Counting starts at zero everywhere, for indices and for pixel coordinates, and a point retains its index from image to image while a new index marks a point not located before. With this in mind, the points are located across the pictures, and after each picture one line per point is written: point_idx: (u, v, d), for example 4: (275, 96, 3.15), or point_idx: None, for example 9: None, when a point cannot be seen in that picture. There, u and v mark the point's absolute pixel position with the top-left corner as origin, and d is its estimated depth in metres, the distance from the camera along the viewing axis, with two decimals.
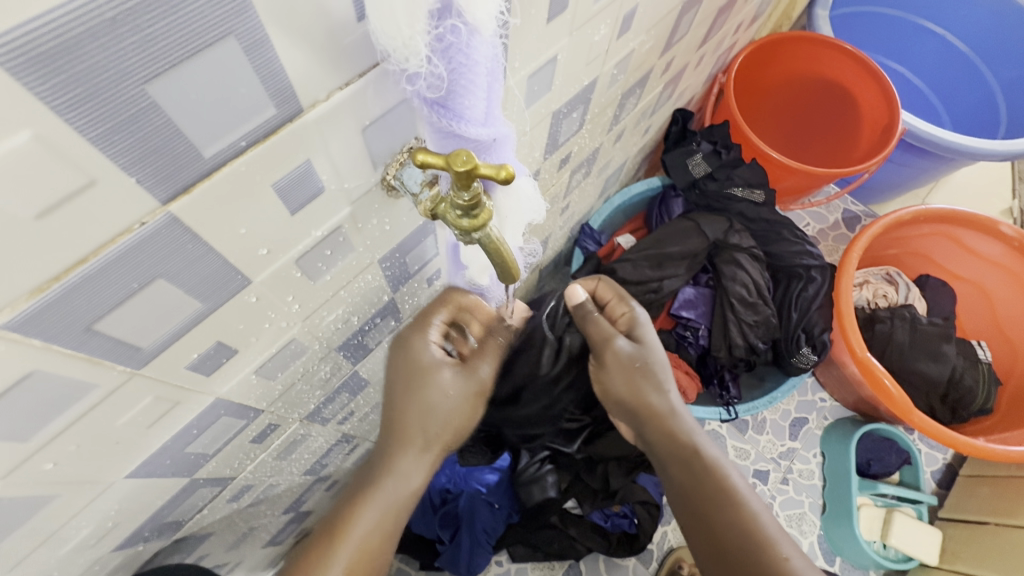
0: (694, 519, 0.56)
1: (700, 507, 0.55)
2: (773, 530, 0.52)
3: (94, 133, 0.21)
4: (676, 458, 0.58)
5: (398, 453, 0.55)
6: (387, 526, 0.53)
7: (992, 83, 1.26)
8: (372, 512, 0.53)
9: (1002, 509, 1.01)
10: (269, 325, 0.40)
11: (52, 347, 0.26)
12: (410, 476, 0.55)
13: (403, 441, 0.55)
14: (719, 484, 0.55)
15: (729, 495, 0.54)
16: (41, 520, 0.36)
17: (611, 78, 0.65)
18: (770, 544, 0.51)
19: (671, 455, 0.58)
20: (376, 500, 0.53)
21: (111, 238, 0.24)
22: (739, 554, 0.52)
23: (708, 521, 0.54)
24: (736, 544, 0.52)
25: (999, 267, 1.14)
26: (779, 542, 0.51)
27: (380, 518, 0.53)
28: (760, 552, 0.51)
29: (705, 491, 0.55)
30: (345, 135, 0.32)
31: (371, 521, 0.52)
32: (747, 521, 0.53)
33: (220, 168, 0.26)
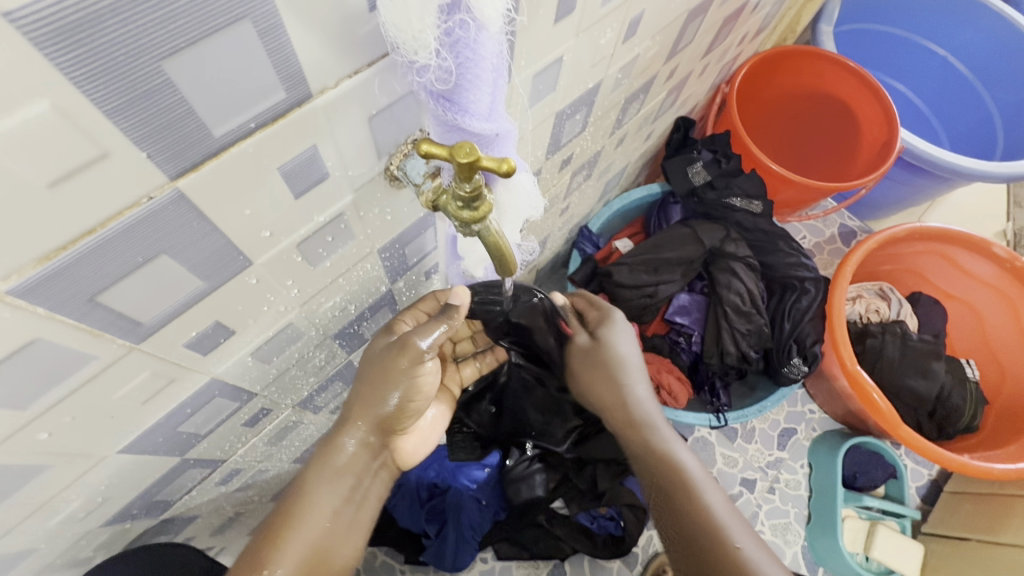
0: (673, 538, 0.52)
1: (681, 531, 0.51)
2: (725, 517, 0.50)
3: (110, 105, 0.21)
4: (646, 453, 0.58)
5: (340, 437, 0.51)
6: (334, 511, 0.50)
7: (991, 106, 1.27)
8: (315, 499, 0.49)
9: (987, 526, 1.02)
10: (268, 308, 0.41)
11: (56, 317, 0.27)
12: (343, 455, 0.51)
13: (345, 424, 0.52)
14: (696, 505, 0.51)
15: (687, 492, 0.52)
16: (33, 491, 0.37)
17: (615, 82, 0.65)
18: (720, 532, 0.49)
19: (651, 472, 0.56)
20: (319, 482, 0.50)
21: (118, 211, 0.25)
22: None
23: (687, 542, 0.50)
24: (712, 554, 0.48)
25: (991, 288, 1.15)
26: (730, 529, 0.49)
27: (323, 509, 0.50)
28: (712, 539, 0.49)
29: (682, 507, 0.52)
30: (351, 122, 0.32)
31: (317, 505, 0.49)
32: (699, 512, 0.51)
33: (229, 148, 0.27)
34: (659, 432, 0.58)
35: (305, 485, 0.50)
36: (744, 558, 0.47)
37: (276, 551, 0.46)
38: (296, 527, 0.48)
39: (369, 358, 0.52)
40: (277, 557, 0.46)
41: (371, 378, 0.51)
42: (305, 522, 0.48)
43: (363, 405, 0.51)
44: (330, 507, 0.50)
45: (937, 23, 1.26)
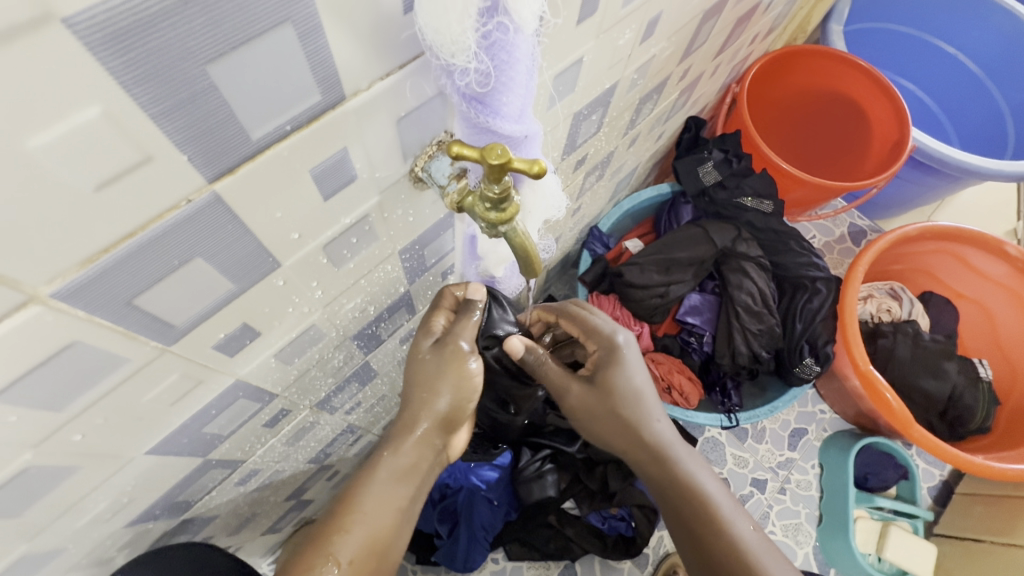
0: (680, 536, 0.56)
1: (685, 528, 0.55)
2: (756, 545, 0.52)
3: (156, 110, 0.21)
4: (670, 485, 0.56)
5: (403, 433, 0.52)
6: (395, 505, 0.49)
7: (1003, 105, 1.27)
8: (378, 489, 0.49)
9: (999, 528, 1.01)
10: (293, 310, 0.41)
11: (94, 320, 0.27)
12: (407, 450, 0.51)
13: (407, 422, 0.53)
14: (725, 539, 0.52)
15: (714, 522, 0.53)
16: (63, 493, 0.37)
17: (631, 82, 0.65)
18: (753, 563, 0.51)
19: (675, 503, 0.56)
20: (384, 473, 0.50)
21: (158, 214, 0.25)
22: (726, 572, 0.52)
23: (694, 541, 0.54)
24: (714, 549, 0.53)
25: (1003, 288, 1.14)
26: (761, 557, 0.51)
27: (386, 500, 0.49)
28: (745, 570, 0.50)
29: (682, 508, 0.55)
30: (381, 125, 0.32)
31: (379, 497, 0.49)
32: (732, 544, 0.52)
33: (264, 151, 0.27)
34: (681, 460, 0.56)
35: (367, 477, 0.49)
36: None
37: (339, 539, 0.46)
38: (358, 511, 0.47)
39: (421, 357, 0.54)
40: (340, 544, 0.45)
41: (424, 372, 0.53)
42: (370, 511, 0.48)
43: (425, 404, 0.53)
44: (392, 500, 0.49)
45: (948, 21, 1.26)
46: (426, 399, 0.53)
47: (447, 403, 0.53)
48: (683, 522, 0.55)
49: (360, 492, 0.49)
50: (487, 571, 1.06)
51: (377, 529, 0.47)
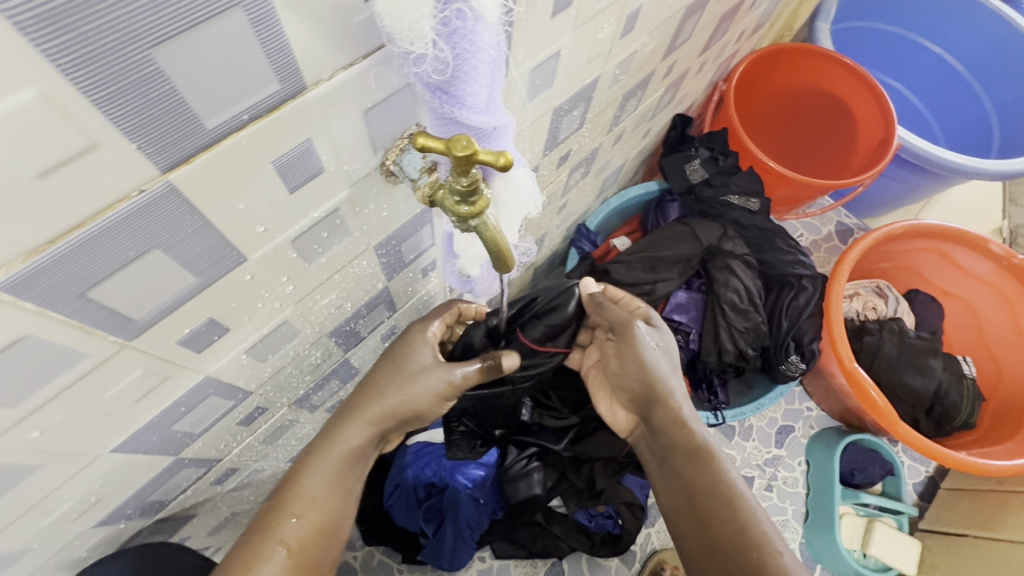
0: (683, 513, 0.55)
1: (692, 504, 0.55)
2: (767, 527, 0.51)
3: (99, 95, 0.21)
4: (683, 450, 0.57)
5: (351, 417, 0.51)
6: (340, 489, 0.49)
7: (987, 104, 1.28)
8: (321, 473, 0.48)
9: (982, 522, 1.03)
10: (262, 305, 0.40)
11: (46, 312, 0.26)
12: (355, 436, 0.50)
13: (355, 406, 0.51)
14: (735, 507, 0.52)
15: (726, 492, 0.53)
16: (24, 491, 0.36)
17: (613, 78, 0.65)
18: (761, 537, 0.50)
19: (686, 467, 0.56)
20: (329, 458, 0.49)
21: (109, 204, 0.24)
22: (727, 549, 0.50)
23: (698, 517, 0.54)
24: (717, 522, 0.52)
25: (987, 285, 1.15)
26: (772, 538, 0.50)
27: (331, 485, 0.49)
28: (752, 541, 0.50)
29: (694, 479, 0.55)
30: (347, 116, 0.32)
31: (323, 481, 0.48)
32: (741, 516, 0.51)
33: (221, 141, 0.26)
34: (698, 429, 0.57)
35: (311, 460, 0.49)
36: (783, 565, 0.47)
37: (282, 524, 0.46)
38: (305, 496, 0.47)
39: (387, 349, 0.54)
40: (280, 528, 0.46)
41: (387, 364, 0.53)
42: (311, 496, 0.47)
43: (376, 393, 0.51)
44: (337, 485, 0.49)
45: (934, 21, 1.26)
46: (375, 386, 0.52)
47: (397, 393, 0.52)
48: (690, 494, 0.55)
49: (301, 477, 0.48)
50: (474, 569, 1.06)
51: (318, 516, 0.47)
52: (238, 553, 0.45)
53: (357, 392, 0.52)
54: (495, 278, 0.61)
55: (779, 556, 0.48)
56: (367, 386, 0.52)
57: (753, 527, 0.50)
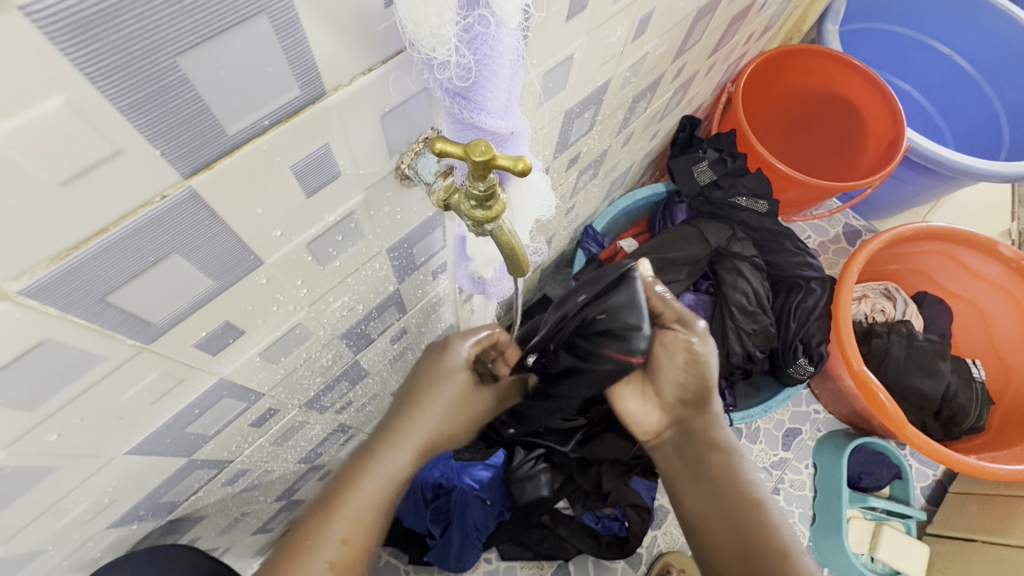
0: (710, 514, 0.55)
1: (721, 506, 0.55)
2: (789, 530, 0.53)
3: (125, 102, 0.21)
4: (713, 451, 0.58)
5: (395, 437, 0.52)
6: (381, 509, 0.49)
7: (997, 105, 1.27)
8: (370, 494, 0.49)
9: (992, 527, 1.01)
10: (277, 308, 0.40)
11: (67, 317, 0.26)
12: (403, 456, 0.52)
13: (403, 427, 0.53)
14: (763, 510, 0.53)
15: (754, 494, 0.54)
16: (40, 493, 0.36)
17: (623, 80, 0.65)
18: (787, 539, 0.51)
19: (716, 468, 0.57)
20: (373, 477, 0.49)
21: (132, 209, 0.24)
22: (755, 548, 0.50)
23: (728, 518, 0.53)
24: (748, 525, 0.52)
25: (997, 287, 1.14)
26: (794, 540, 0.51)
27: (376, 506, 0.49)
28: (780, 543, 0.50)
29: (725, 482, 0.56)
30: (365, 121, 0.32)
31: (366, 501, 0.49)
32: (768, 519, 0.52)
33: (242, 146, 0.26)
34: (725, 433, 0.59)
35: (353, 480, 0.49)
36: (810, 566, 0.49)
37: (320, 542, 0.46)
38: (349, 515, 0.47)
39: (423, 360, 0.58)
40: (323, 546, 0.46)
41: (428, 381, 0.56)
42: (356, 516, 0.48)
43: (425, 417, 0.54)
44: (381, 506, 0.50)
45: (943, 21, 1.26)
46: (422, 410, 0.54)
47: (442, 416, 0.55)
48: (719, 493, 0.55)
49: (345, 496, 0.48)
50: (479, 570, 1.06)
51: (361, 536, 0.47)
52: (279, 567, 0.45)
53: (400, 411, 0.54)
54: (506, 283, 0.60)
55: (808, 562, 0.49)
56: (413, 405, 0.54)
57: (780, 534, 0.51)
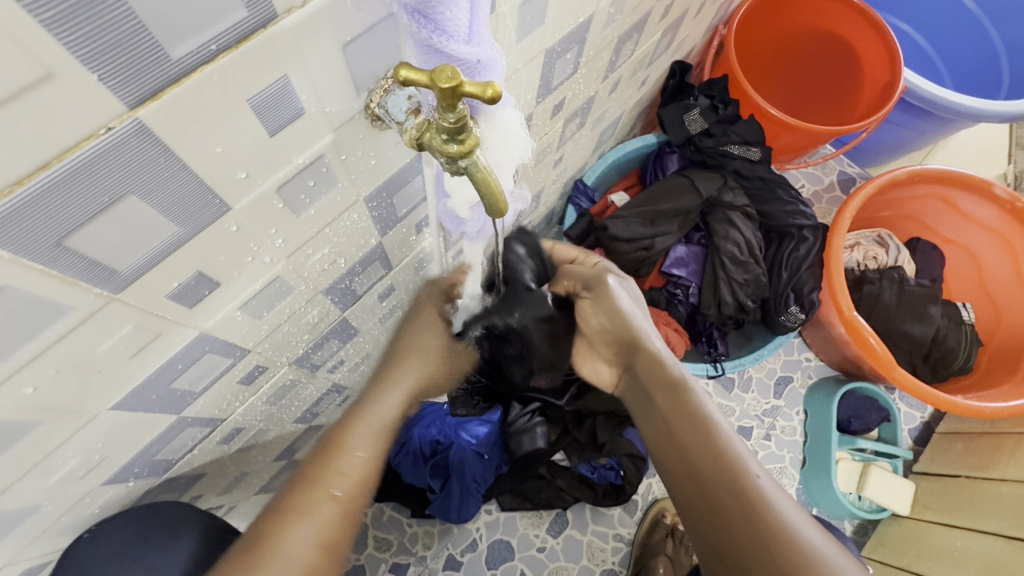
0: (689, 493, 0.52)
1: (673, 433, 0.55)
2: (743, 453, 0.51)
3: (48, 15, 0.19)
4: (662, 387, 0.57)
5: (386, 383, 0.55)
6: (384, 449, 0.51)
7: (997, 43, 1.23)
8: (364, 436, 0.50)
9: (977, 463, 1.04)
10: (252, 259, 0.40)
11: (22, 262, 0.25)
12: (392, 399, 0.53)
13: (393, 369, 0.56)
14: (715, 437, 0.52)
15: (701, 419, 0.54)
16: (26, 448, 0.36)
17: (607, 18, 0.62)
18: (738, 464, 0.50)
19: (666, 403, 0.56)
20: (375, 414, 0.52)
21: (76, 142, 0.23)
22: (709, 475, 0.51)
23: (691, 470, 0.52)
24: (735, 511, 0.48)
25: (991, 231, 1.13)
26: (748, 463, 0.50)
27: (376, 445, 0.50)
28: (728, 468, 0.50)
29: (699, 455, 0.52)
30: (323, 48, 0.30)
31: (365, 443, 0.50)
32: (718, 445, 0.52)
33: (190, 74, 0.25)
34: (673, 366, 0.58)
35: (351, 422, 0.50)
36: (761, 489, 0.49)
37: (331, 476, 0.46)
38: (351, 453, 0.48)
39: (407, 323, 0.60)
40: (330, 480, 0.46)
41: (415, 330, 0.59)
42: (356, 453, 0.48)
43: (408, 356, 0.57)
44: (380, 445, 0.50)
45: None
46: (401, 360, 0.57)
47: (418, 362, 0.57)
48: (673, 428, 0.55)
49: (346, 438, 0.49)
50: (480, 521, 1.09)
51: (367, 469, 0.48)
52: (286, 502, 0.45)
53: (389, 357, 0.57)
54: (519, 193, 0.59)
55: (760, 483, 0.49)
56: (399, 350, 0.58)
57: (772, 508, 0.48)
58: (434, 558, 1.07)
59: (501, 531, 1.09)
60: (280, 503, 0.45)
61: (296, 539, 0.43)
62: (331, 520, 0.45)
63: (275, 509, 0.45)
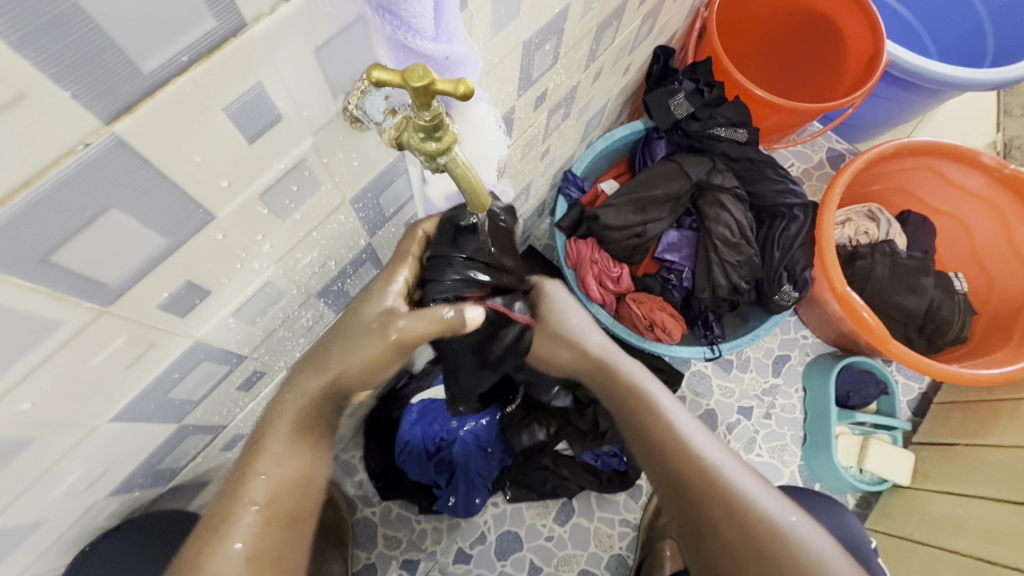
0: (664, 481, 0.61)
1: (640, 432, 0.62)
2: (701, 443, 0.60)
3: (17, 36, 0.20)
4: (620, 393, 0.63)
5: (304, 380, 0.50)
6: (298, 450, 0.51)
7: (981, 12, 1.23)
8: (278, 439, 0.49)
9: (975, 430, 1.05)
10: (241, 266, 0.40)
11: (10, 280, 0.26)
12: (306, 398, 0.49)
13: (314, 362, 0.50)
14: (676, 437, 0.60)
15: (660, 420, 0.61)
16: (28, 462, 0.37)
17: (583, 7, 0.62)
18: (702, 459, 0.59)
19: (630, 405, 0.62)
20: (279, 425, 0.49)
21: (54, 159, 0.24)
22: (679, 469, 0.59)
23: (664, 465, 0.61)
24: (705, 498, 0.58)
25: (980, 199, 1.14)
26: (709, 456, 0.59)
27: (287, 448, 0.50)
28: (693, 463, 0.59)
29: (673, 460, 0.60)
30: (297, 53, 0.30)
31: (279, 443, 0.50)
32: (679, 442, 0.60)
33: (164, 86, 0.25)
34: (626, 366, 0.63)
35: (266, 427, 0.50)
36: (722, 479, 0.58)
37: (245, 488, 0.49)
38: (264, 460, 0.49)
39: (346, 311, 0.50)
40: (247, 492, 0.49)
41: (341, 334, 0.49)
42: (269, 461, 0.49)
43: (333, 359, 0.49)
44: (296, 445, 0.50)
45: None
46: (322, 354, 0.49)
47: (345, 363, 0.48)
48: (639, 428, 0.62)
49: (258, 446, 0.50)
50: (488, 514, 1.10)
51: (278, 474, 0.50)
52: (210, 521, 0.49)
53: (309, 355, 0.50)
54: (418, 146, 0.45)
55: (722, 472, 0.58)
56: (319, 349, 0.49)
57: (735, 491, 0.58)
58: (443, 552, 1.08)
59: (508, 522, 1.10)
60: (207, 523, 0.49)
61: (223, 554, 0.47)
62: (255, 529, 0.49)
63: (203, 530, 0.49)
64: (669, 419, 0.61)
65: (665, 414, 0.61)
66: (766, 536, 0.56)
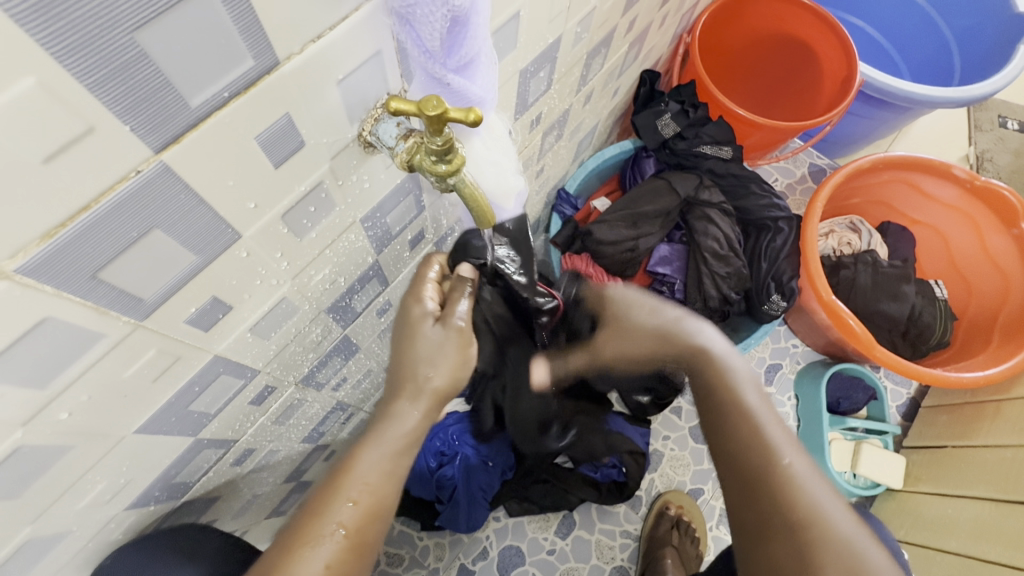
0: (723, 467, 0.54)
1: (711, 411, 0.56)
2: (782, 438, 0.53)
3: (90, 79, 0.23)
4: (702, 366, 0.58)
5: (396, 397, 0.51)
6: (392, 475, 0.49)
7: (946, 34, 1.31)
8: (378, 453, 0.49)
9: (960, 432, 1.08)
10: (261, 282, 0.42)
11: (62, 295, 0.28)
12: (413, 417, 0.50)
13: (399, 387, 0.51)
14: (756, 423, 0.53)
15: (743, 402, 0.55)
16: (59, 473, 0.39)
17: (575, 36, 0.67)
18: (775, 449, 0.52)
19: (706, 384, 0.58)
20: (383, 442, 0.49)
21: (111, 185, 0.26)
22: (743, 455, 0.53)
23: (730, 448, 0.54)
24: (764, 491, 0.51)
25: (956, 210, 1.19)
26: (786, 448, 0.52)
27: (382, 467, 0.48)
28: (762, 447, 0.52)
29: (741, 437, 0.53)
30: (323, 87, 0.34)
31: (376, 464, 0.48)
32: (757, 428, 0.53)
33: (207, 118, 0.28)
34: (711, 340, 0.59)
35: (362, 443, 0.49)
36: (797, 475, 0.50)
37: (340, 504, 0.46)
38: (361, 480, 0.47)
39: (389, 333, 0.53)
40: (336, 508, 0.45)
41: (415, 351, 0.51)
42: (364, 480, 0.47)
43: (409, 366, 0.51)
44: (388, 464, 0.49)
45: None
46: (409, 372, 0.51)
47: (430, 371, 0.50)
48: (707, 407, 0.57)
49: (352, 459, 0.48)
50: (489, 528, 1.11)
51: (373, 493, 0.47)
52: (291, 536, 0.45)
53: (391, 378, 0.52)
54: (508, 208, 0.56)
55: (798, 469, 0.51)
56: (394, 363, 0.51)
57: (804, 493, 0.50)
58: (446, 568, 1.08)
59: (510, 537, 1.11)
60: (286, 537, 0.45)
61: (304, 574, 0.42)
62: (336, 552, 0.44)
63: (277, 550, 0.44)
64: (763, 418, 0.54)
65: (760, 409, 0.54)
66: (831, 546, 0.47)
